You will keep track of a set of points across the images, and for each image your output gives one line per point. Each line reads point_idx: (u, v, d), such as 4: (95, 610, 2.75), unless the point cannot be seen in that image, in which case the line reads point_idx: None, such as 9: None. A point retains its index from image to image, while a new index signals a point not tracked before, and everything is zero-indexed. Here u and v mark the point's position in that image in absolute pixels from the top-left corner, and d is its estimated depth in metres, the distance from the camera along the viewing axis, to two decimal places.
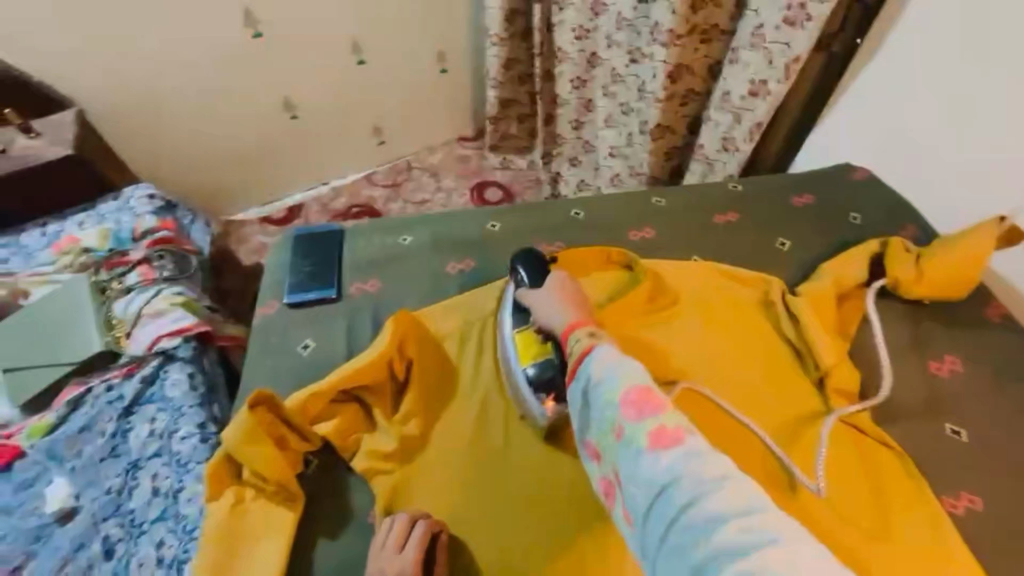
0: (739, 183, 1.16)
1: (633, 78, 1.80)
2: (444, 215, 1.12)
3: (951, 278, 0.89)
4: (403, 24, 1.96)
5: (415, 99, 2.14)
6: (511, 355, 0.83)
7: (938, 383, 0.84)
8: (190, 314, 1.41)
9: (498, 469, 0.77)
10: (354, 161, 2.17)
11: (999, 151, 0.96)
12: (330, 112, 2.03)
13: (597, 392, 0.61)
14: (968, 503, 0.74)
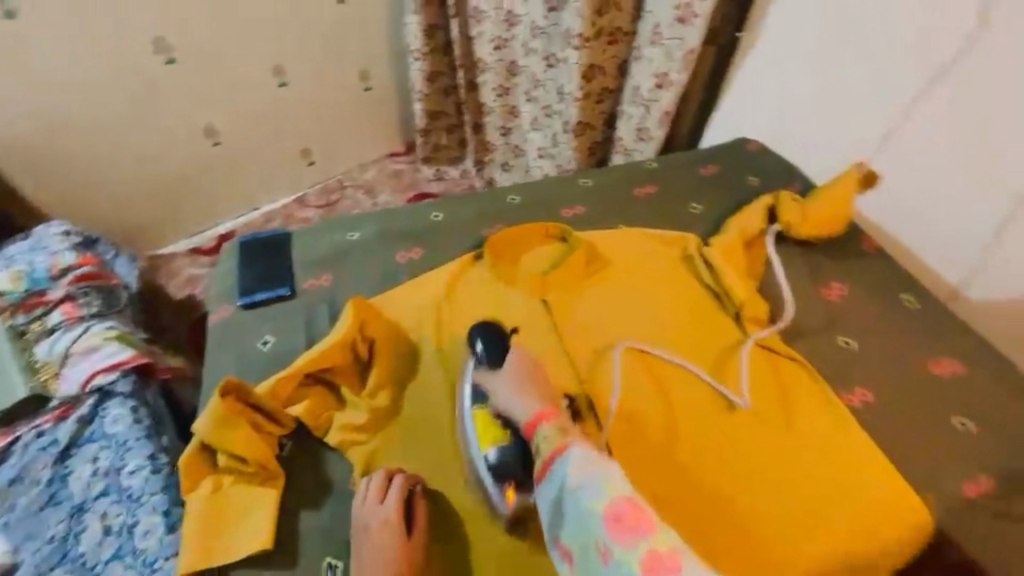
0: (653, 161, 1.30)
1: (552, 82, 1.95)
2: (389, 211, 1.18)
3: (831, 217, 1.06)
4: (323, 45, 1.99)
5: (342, 118, 2.17)
6: (471, 440, 0.78)
7: (829, 306, 1.00)
8: (126, 348, 1.37)
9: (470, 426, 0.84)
10: (286, 184, 2.17)
11: (860, 122, 1.17)
12: (255, 136, 2.02)
13: (578, 507, 0.56)
14: (861, 396, 0.89)
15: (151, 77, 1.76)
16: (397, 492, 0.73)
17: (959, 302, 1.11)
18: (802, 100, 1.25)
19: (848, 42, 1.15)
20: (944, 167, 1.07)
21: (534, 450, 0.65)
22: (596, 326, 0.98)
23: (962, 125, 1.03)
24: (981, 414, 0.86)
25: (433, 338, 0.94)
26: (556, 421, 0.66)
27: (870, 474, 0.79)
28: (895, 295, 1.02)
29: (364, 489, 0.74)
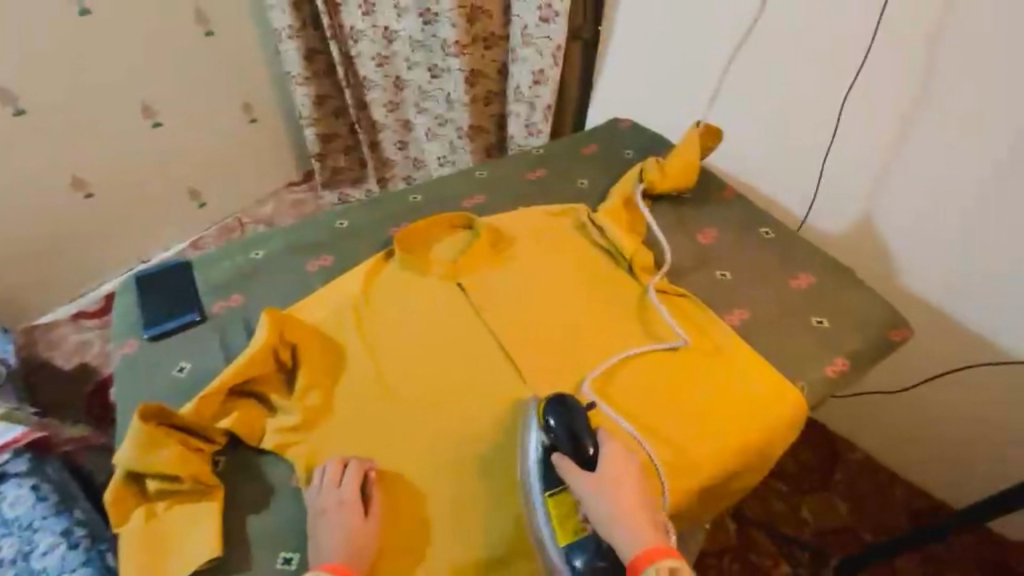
0: (540, 148, 1.41)
1: (439, 91, 2.03)
2: (291, 227, 1.18)
3: (681, 170, 1.23)
4: (195, 80, 1.93)
5: (230, 154, 2.10)
6: (545, 525, 0.79)
7: (702, 247, 1.16)
8: (17, 424, 1.27)
9: (413, 407, 0.90)
10: (179, 228, 2.06)
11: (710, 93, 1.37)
12: (135, 181, 1.92)
13: None
14: (740, 314, 1.04)
15: (0, 132, 1.65)
16: (352, 475, 0.76)
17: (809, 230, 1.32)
18: (657, 81, 1.44)
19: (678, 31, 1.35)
20: (773, 123, 1.30)
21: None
22: (512, 300, 1.06)
23: (778, 88, 1.27)
24: (832, 310, 1.03)
25: (359, 334, 0.97)
26: (665, 562, 0.70)
27: (752, 372, 0.95)
28: (754, 229, 1.19)
29: (316, 479, 0.76)
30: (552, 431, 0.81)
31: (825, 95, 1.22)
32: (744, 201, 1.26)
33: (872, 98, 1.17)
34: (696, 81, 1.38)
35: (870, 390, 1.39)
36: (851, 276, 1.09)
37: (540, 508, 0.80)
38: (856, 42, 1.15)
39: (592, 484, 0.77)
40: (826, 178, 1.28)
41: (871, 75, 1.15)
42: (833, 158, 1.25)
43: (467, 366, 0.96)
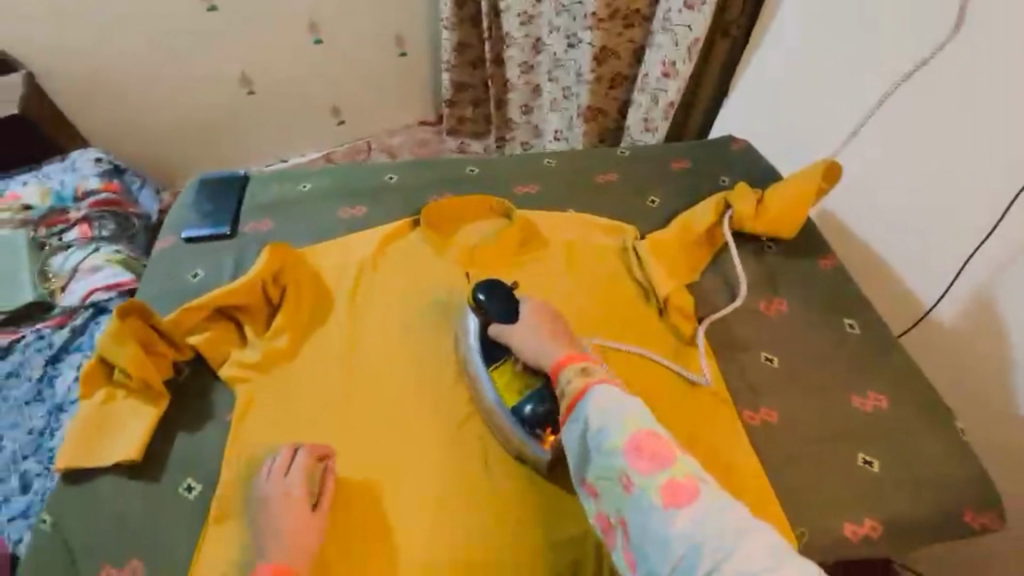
0: (627, 149, 1.25)
1: (572, 63, 1.88)
2: (347, 168, 1.21)
3: (784, 215, 1.02)
4: (356, 6, 2.01)
5: (370, 80, 2.17)
6: (490, 394, 0.84)
7: (759, 319, 0.95)
8: (125, 272, 1.48)
9: (362, 388, 0.88)
10: (313, 139, 2.21)
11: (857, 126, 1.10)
12: (286, 90, 2.08)
13: (599, 443, 0.67)
14: (765, 416, 0.84)
15: (190, 22, 1.87)
16: (301, 465, 0.76)
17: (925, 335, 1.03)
18: (797, 102, 1.19)
19: (841, 44, 1.11)
20: (919, 185, 1.02)
21: (560, 394, 0.75)
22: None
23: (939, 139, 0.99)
24: (888, 452, 0.80)
25: (350, 295, 0.97)
26: (580, 364, 0.76)
27: (746, 466, 0.79)
28: (835, 312, 0.96)
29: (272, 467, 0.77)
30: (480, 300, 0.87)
31: (1001, 164, 0.92)
32: (843, 279, 1.01)
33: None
34: (840, 109, 1.12)
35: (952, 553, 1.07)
36: (953, 424, 0.83)
37: (487, 383, 0.85)
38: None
39: (516, 333, 0.84)
40: (963, 274, 0.98)
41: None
42: (984, 251, 0.95)
43: (433, 366, 0.91)
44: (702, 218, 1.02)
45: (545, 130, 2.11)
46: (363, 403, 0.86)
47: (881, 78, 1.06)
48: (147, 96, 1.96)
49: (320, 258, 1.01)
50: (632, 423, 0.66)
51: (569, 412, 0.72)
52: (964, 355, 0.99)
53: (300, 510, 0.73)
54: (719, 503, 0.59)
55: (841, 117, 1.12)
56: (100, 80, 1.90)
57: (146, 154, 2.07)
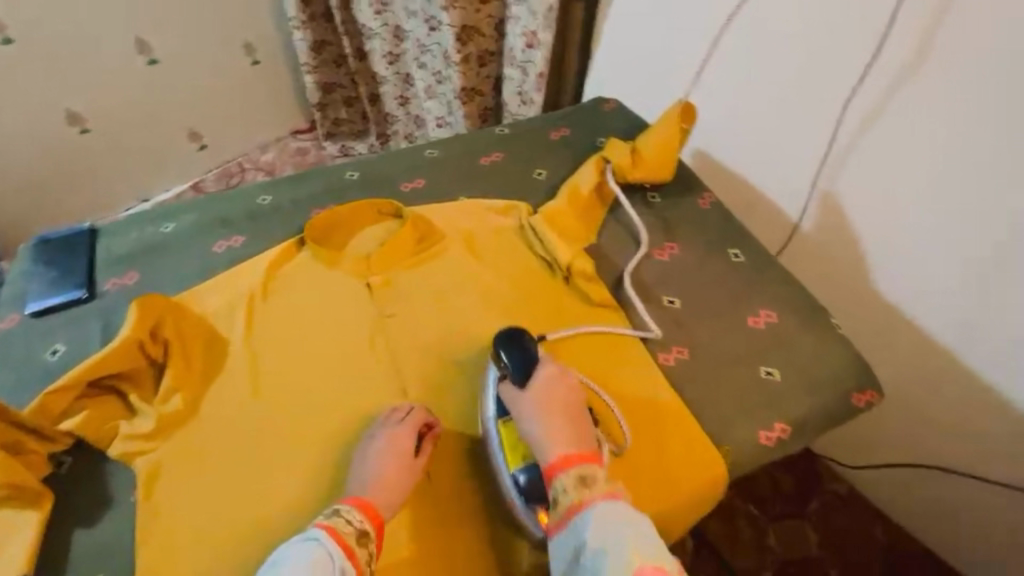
0: (505, 127, 1.25)
1: (437, 46, 1.84)
2: (213, 198, 1.11)
3: (657, 159, 1.08)
4: (191, 17, 1.81)
5: (227, 94, 1.99)
6: (496, 451, 0.79)
7: (657, 267, 1.01)
8: None
9: (277, 424, 0.82)
10: (176, 171, 2.01)
11: (711, 68, 1.17)
12: (131, 122, 1.86)
13: (597, 557, 0.65)
14: (677, 354, 0.91)
15: None
16: (412, 423, 0.79)
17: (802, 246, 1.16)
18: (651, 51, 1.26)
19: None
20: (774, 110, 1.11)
21: (554, 500, 0.71)
22: (419, 311, 0.94)
23: (773, 71, 1.09)
24: (784, 360, 0.89)
25: (246, 337, 0.89)
26: (582, 468, 0.72)
27: (672, 414, 0.84)
28: (720, 245, 1.03)
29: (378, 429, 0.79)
30: (502, 359, 0.81)
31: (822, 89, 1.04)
32: (722, 215, 1.08)
33: (879, 98, 0.98)
34: (688, 49, 1.19)
35: (852, 428, 1.24)
36: (829, 321, 0.94)
37: (494, 433, 0.80)
38: (866, 34, 0.96)
39: (523, 403, 0.77)
40: (820, 182, 1.09)
41: (876, 77, 0.97)
42: (830, 159, 1.07)
43: (353, 389, 0.86)
44: (586, 182, 1.06)
45: (426, 120, 2.05)
46: (277, 437, 0.81)
47: (715, 17, 1.13)
48: None
49: (205, 300, 0.93)
50: (641, 546, 0.64)
51: (565, 524, 0.69)
52: (836, 256, 1.13)
53: (405, 459, 0.77)
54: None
55: (694, 62, 1.19)
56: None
57: None
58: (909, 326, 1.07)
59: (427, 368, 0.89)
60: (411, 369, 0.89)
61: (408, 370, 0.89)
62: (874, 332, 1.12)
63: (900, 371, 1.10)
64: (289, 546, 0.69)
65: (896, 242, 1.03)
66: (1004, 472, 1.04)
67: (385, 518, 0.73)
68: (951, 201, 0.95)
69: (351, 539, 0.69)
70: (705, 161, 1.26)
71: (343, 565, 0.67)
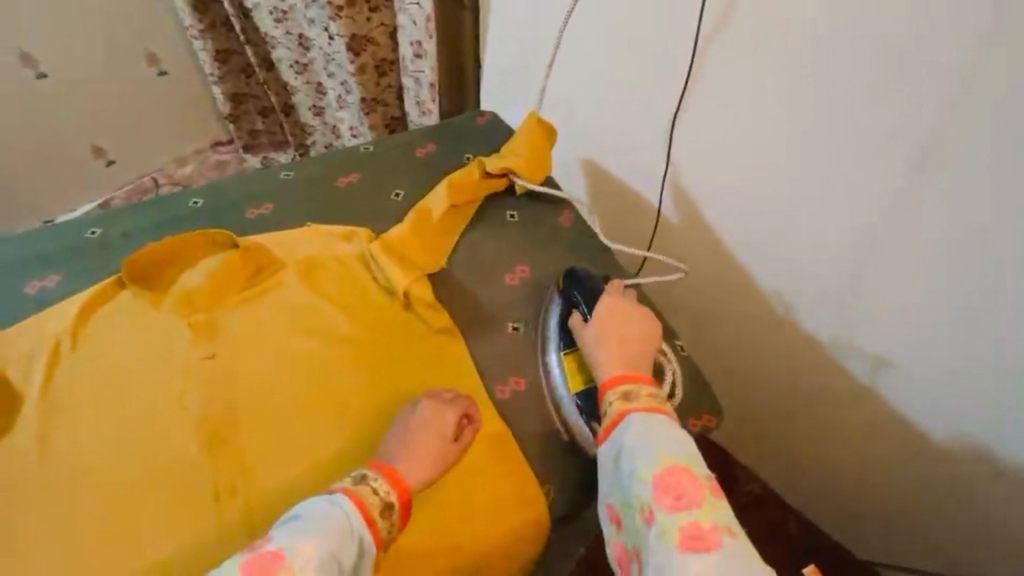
0: (369, 144, 1.20)
1: (339, 56, 1.73)
2: (31, 233, 1.01)
3: (534, 154, 1.07)
4: (79, 29, 1.71)
5: (130, 108, 1.90)
6: (557, 376, 0.87)
7: (506, 293, 0.97)
8: None
9: (66, 486, 0.77)
10: (77, 190, 1.91)
11: (589, 79, 1.12)
12: (20, 143, 1.75)
13: (631, 469, 0.72)
14: (514, 385, 0.89)
15: None
16: (453, 418, 0.81)
17: (685, 254, 1.15)
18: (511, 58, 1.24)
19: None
20: (641, 121, 1.09)
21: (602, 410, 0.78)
22: (247, 352, 0.88)
23: (638, 83, 1.05)
24: None
25: (42, 392, 0.82)
26: (631, 387, 0.78)
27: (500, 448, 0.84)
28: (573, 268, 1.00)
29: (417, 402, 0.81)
30: (574, 292, 0.89)
31: (674, 100, 1.02)
32: (582, 233, 1.06)
33: (701, 109, 0.99)
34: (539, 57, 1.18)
35: (755, 427, 1.25)
36: (673, 342, 0.92)
37: (558, 364, 0.88)
38: (677, 52, 0.97)
39: (586, 327, 0.84)
40: (668, 185, 1.11)
41: (692, 90, 0.98)
42: (671, 165, 1.08)
43: (160, 446, 0.80)
44: (434, 207, 1.01)
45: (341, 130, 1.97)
46: (66, 502, 0.76)
47: (551, 24, 1.12)
48: None
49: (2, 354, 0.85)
50: (659, 460, 0.70)
51: (607, 435, 0.76)
52: (718, 267, 1.12)
53: (439, 448, 0.78)
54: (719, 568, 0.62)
55: (576, 73, 1.14)
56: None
57: None
58: (795, 333, 1.07)
59: (246, 415, 0.83)
60: (232, 415, 0.83)
61: (222, 415, 0.83)
62: (761, 337, 1.13)
63: (785, 371, 1.12)
64: (312, 507, 0.70)
65: (759, 248, 1.04)
66: (886, 466, 1.06)
67: (411, 489, 0.75)
68: (803, 206, 0.94)
69: (376, 507, 0.72)
70: (596, 172, 1.23)
71: (362, 533, 0.69)
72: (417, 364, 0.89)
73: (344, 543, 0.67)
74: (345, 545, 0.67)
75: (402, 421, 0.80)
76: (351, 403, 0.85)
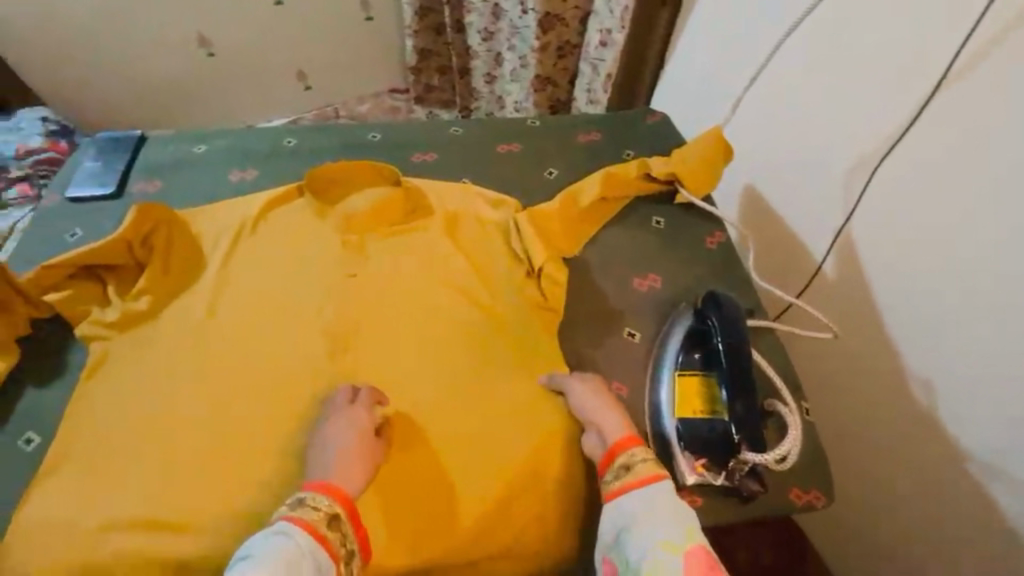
0: (536, 119, 1.22)
1: (526, 30, 1.78)
2: (245, 130, 1.19)
3: (705, 171, 1.04)
4: None
5: (338, 44, 2.21)
6: (666, 399, 0.79)
7: (629, 296, 0.95)
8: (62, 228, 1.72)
9: (205, 338, 0.88)
10: (280, 102, 2.29)
11: (782, 101, 1.07)
12: (247, 56, 2.15)
13: (638, 539, 0.67)
14: (616, 391, 0.85)
15: None
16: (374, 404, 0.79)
17: (833, 312, 1.03)
18: (706, 74, 1.24)
19: (771, 14, 1.06)
20: (836, 160, 0.99)
21: (628, 465, 0.72)
22: (375, 281, 0.95)
23: (842, 118, 0.97)
24: None
25: (219, 265, 0.96)
26: (642, 450, 0.74)
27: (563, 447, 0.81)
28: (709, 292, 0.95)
29: (324, 416, 0.78)
30: (709, 321, 0.81)
31: (868, 140, 0.93)
32: (724, 259, 1.00)
33: (915, 162, 0.87)
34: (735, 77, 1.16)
35: (851, 525, 1.10)
36: (799, 399, 0.84)
37: (667, 382, 0.81)
38: (904, 92, 0.88)
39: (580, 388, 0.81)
40: (843, 236, 1.00)
41: (912, 139, 0.87)
42: (857, 216, 0.97)
43: (287, 339, 0.89)
44: (589, 195, 1.00)
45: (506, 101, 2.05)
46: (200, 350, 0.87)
47: (757, 50, 1.10)
48: (110, 52, 2.03)
49: (199, 221, 1.01)
50: (687, 536, 0.65)
51: (616, 496, 0.71)
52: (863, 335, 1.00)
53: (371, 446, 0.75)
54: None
55: (769, 93, 1.09)
56: (51, 41, 1.98)
57: (106, 116, 2.17)
58: (940, 440, 0.90)
59: (361, 335, 0.90)
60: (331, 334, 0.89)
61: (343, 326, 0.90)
62: (893, 429, 0.98)
63: (910, 478, 0.96)
64: (257, 542, 0.64)
65: (927, 332, 0.89)
66: None
67: (351, 498, 0.71)
68: (978, 290, 0.82)
69: (321, 527, 0.66)
70: (756, 203, 1.16)
71: (314, 556, 0.64)
72: (520, 338, 0.89)
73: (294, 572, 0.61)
74: (298, 567, 0.62)
75: (326, 433, 0.76)
76: (441, 358, 0.87)
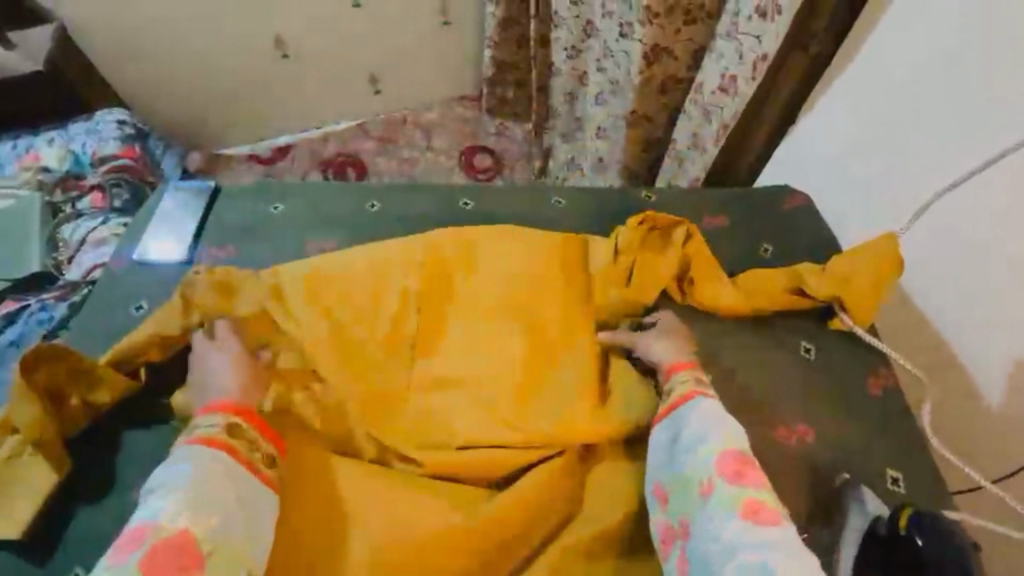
0: (653, 193, 1.08)
1: (622, 56, 1.45)
2: (327, 186, 1.09)
3: (875, 296, 0.85)
4: None
5: (417, 48, 2.09)
6: None
7: (780, 455, 0.76)
8: None
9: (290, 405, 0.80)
10: (349, 109, 2.19)
11: (976, 231, 0.86)
12: (319, 59, 2.06)
13: (683, 441, 0.70)
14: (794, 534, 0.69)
15: None
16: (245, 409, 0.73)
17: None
18: (864, 187, 1.03)
19: (977, 126, 0.85)
20: None
21: (668, 390, 0.77)
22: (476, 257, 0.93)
23: None
24: None
25: (307, 273, 0.89)
26: (693, 375, 0.77)
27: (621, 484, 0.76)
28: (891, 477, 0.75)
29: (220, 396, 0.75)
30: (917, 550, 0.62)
31: None
32: (892, 410, 0.81)
33: None
34: (907, 200, 0.96)
35: None
36: None
37: None
38: None
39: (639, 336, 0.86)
40: None
41: None
42: None
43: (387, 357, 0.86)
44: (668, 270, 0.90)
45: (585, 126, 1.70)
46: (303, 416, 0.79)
47: (940, 172, 0.91)
48: (190, 51, 2.01)
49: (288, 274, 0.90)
50: (726, 440, 0.68)
51: (670, 413, 0.74)
52: None
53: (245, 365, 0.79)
54: (790, 542, 0.59)
55: (953, 217, 0.89)
56: (139, 39, 1.97)
57: (179, 117, 2.14)
58: None
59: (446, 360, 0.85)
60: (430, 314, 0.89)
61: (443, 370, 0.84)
62: None
63: None
64: (167, 467, 0.66)
65: None
66: None
67: (252, 410, 0.74)
68: None
69: (238, 443, 0.70)
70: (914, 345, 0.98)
71: (225, 459, 0.67)
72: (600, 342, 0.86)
73: (212, 482, 0.64)
74: (216, 479, 0.65)
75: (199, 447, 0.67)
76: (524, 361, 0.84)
